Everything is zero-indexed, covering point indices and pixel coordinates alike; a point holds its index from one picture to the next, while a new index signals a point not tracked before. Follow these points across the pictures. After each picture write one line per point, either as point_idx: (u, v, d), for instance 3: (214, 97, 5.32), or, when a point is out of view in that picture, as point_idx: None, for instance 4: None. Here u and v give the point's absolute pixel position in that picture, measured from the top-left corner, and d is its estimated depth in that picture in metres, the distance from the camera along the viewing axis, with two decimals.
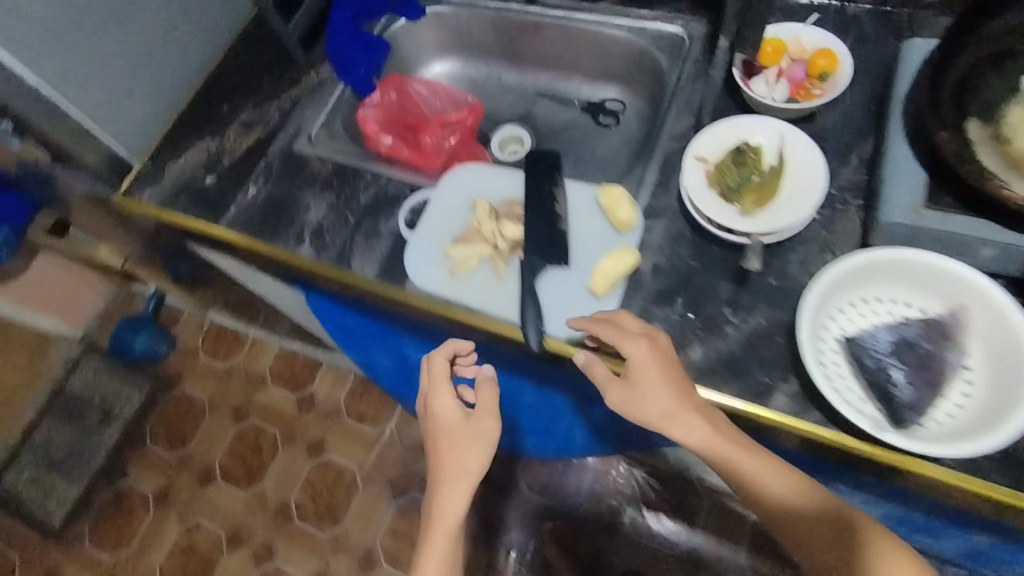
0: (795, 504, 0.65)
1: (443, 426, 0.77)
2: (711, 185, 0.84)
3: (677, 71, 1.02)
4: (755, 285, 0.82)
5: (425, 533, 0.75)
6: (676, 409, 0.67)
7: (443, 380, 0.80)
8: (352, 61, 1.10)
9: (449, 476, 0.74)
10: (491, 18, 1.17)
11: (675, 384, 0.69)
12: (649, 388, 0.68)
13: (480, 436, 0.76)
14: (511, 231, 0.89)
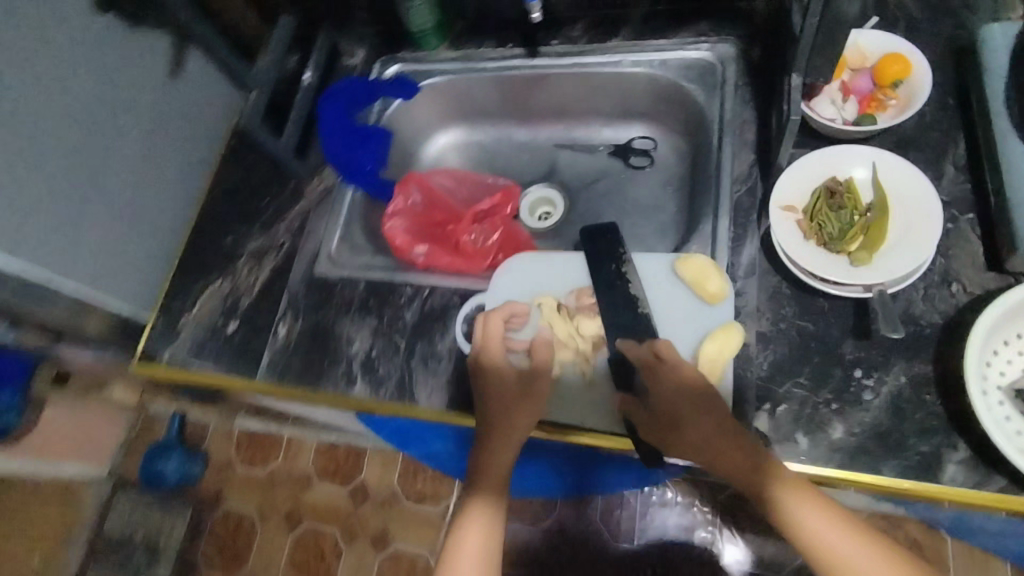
0: (830, 543, 0.62)
1: (494, 378, 0.75)
2: (806, 236, 0.74)
3: (717, 102, 0.91)
4: (880, 336, 0.72)
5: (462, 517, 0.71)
6: (686, 410, 0.69)
7: (501, 334, 0.78)
8: (355, 161, 1.03)
9: (500, 427, 0.73)
10: (491, 80, 1.06)
11: (712, 418, 0.68)
12: (679, 414, 0.69)
13: (534, 396, 0.75)
14: (589, 327, 0.79)
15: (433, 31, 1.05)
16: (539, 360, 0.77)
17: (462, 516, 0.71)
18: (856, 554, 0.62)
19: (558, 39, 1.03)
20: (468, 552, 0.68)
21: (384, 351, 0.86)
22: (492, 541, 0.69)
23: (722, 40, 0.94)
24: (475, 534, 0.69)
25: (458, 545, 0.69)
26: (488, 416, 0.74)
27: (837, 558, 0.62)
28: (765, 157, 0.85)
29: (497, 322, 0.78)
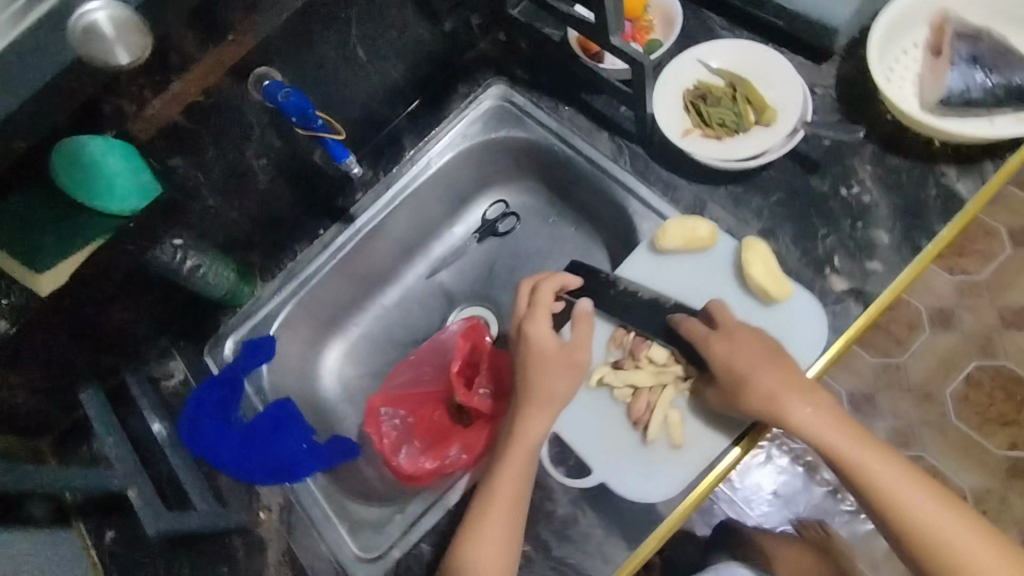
0: (890, 489, 0.61)
1: (536, 350, 0.72)
2: (716, 137, 0.77)
3: (536, 123, 0.93)
4: (828, 154, 0.77)
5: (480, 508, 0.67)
6: (757, 365, 0.66)
7: (545, 309, 0.75)
8: (290, 451, 0.84)
9: (534, 399, 0.70)
10: (334, 272, 0.96)
11: (772, 371, 0.65)
12: (746, 377, 0.65)
13: (574, 367, 0.72)
14: (660, 352, 0.73)
15: (240, 281, 0.92)
16: (580, 334, 0.74)
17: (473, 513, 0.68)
18: (918, 503, 0.60)
19: (359, 192, 0.97)
20: (485, 543, 0.65)
21: (520, 573, 0.70)
22: (508, 531, 0.66)
23: (492, 82, 0.96)
24: (497, 522, 0.66)
25: (471, 541, 0.65)
26: (525, 381, 0.72)
27: (898, 505, 0.61)
28: (614, 124, 0.87)
29: (539, 292, 0.77)
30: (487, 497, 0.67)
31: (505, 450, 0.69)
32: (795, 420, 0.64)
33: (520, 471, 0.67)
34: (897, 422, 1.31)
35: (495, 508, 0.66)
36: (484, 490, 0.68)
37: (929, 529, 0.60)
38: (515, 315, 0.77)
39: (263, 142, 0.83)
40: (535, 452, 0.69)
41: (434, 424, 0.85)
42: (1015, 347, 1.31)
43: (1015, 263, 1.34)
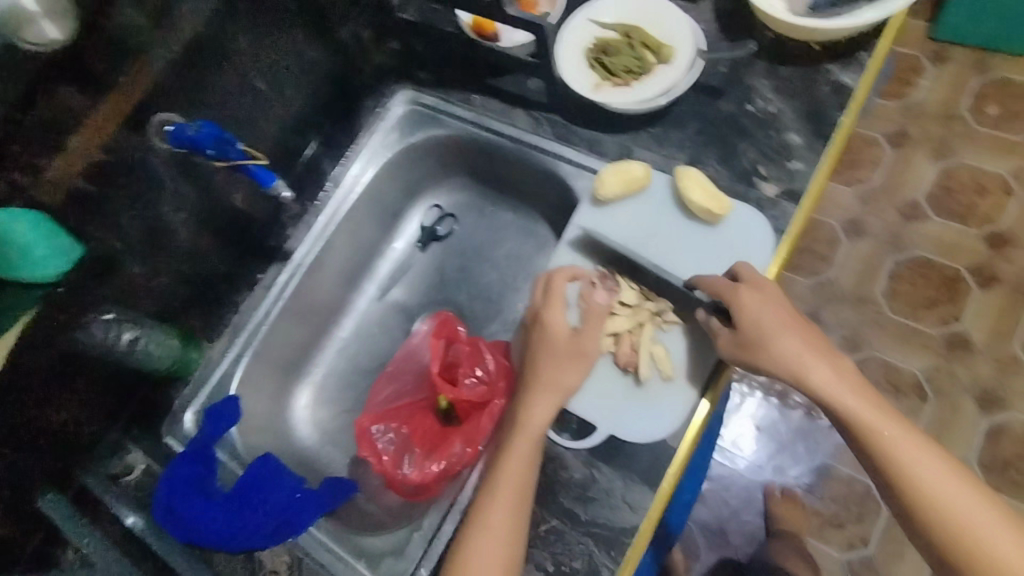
0: (913, 465, 0.58)
1: (548, 339, 0.71)
2: (626, 84, 0.81)
3: (452, 117, 0.94)
4: (726, 77, 0.82)
5: (487, 494, 0.64)
6: (782, 325, 0.64)
7: (560, 298, 0.73)
8: (282, 503, 0.76)
9: (541, 382, 0.69)
10: (285, 312, 0.92)
11: (789, 332, 0.64)
12: (765, 335, 0.64)
13: (583, 357, 0.71)
14: (629, 294, 0.75)
15: (185, 348, 0.86)
16: (592, 325, 0.72)
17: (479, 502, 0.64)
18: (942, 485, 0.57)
19: (289, 226, 0.95)
20: (491, 529, 0.62)
21: (555, 546, 0.68)
22: (516, 514, 0.63)
23: (397, 91, 0.97)
24: (504, 507, 0.63)
25: (478, 529, 0.62)
26: (534, 366, 0.71)
27: (918, 483, 0.57)
28: (525, 98, 0.89)
29: (557, 280, 0.75)
30: (493, 483, 0.64)
31: (512, 436, 0.66)
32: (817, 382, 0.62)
33: (524, 458, 0.65)
34: (845, 332, 1.36)
35: (504, 492, 0.63)
36: (491, 478, 0.65)
37: (948, 512, 0.56)
38: (532, 306, 0.75)
39: (177, 193, 0.80)
40: (536, 438, 0.66)
41: (431, 431, 0.82)
42: (922, 236, 1.40)
43: (900, 162, 1.46)
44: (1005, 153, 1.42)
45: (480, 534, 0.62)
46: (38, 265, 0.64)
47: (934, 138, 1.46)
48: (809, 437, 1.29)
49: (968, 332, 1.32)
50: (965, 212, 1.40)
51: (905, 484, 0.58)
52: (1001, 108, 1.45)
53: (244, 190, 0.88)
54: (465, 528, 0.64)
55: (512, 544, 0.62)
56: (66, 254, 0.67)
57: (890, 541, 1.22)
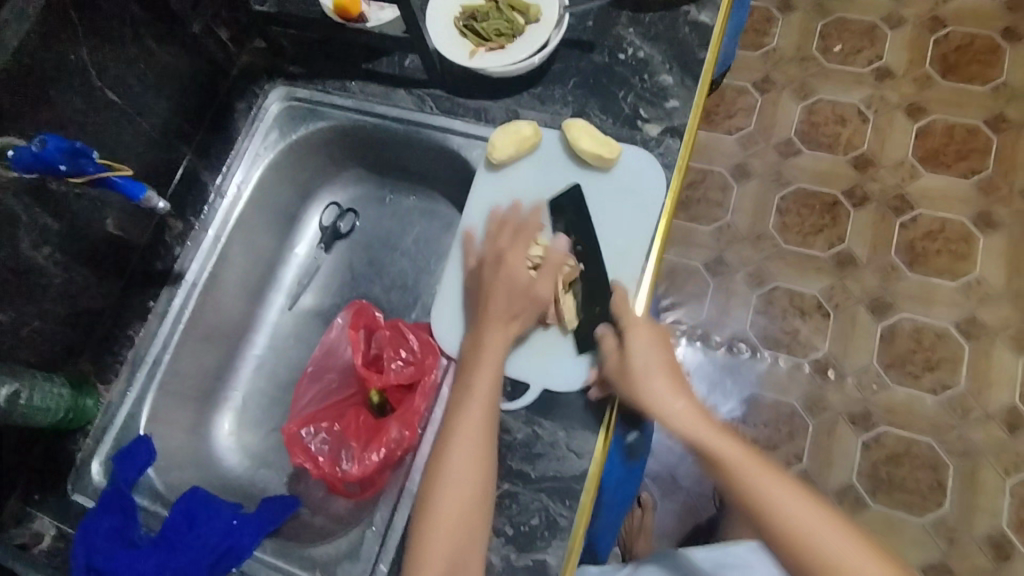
0: (783, 508, 0.60)
1: (502, 283, 0.71)
2: (501, 47, 0.82)
3: (333, 107, 0.91)
4: (595, 33, 0.85)
5: (446, 440, 0.65)
6: (654, 366, 0.66)
7: (518, 243, 0.74)
8: (219, 534, 0.72)
9: (495, 319, 0.70)
10: (187, 336, 0.86)
11: (669, 382, 0.66)
12: (642, 388, 0.66)
13: (534, 303, 0.70)
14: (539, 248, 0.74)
15: (77, 395, 0.77)
16: (548, 269, 0.72)
17: (439, 448, 0.65)
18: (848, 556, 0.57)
19: (175, 247, 0.88)
20: (455, 470, 0.63)
21: (511, 507, 0.68)
22: (470, 475, 0.63)
23: (271, 88, 0.94)
24: (468, 447, 0.63)
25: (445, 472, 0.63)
26: (482, 314, 0.71)
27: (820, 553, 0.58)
28: (404, 78, 0.89)
29: (525, 223, 0.76)
30: (451, 429, 0.65)
31: (472, 380, 0.67)
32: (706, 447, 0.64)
33: (481, 429, 0.64)
34: (750, 269, 1.45)
35: (469, 438, 0.64)
36: (451, 424, 0.65)
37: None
38: (491, 244, 0.75)
39: (38, 226, 0.73)
40: (494, 406, 0.66)
41: (368, 423, 0.79)
42: (800, 169, 1.52)
43: (769, 106, 1.57)
44: (856, 85, 1.56)
45: (445, 481, 0.62)
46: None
47: (795, 80, 1.58)
48: (734, 372, 1.38)
49: (852, 250, 1.44)
50: (831, 142, 1.53)
51: (797, 549, 0.59)
52: (844, 45, 1.59)
53: (114, 213, 0.81)
54: (427, 475, 0.64)
55: (475, 482, 0.62)
56: None
57: (820, 452, 1.32)
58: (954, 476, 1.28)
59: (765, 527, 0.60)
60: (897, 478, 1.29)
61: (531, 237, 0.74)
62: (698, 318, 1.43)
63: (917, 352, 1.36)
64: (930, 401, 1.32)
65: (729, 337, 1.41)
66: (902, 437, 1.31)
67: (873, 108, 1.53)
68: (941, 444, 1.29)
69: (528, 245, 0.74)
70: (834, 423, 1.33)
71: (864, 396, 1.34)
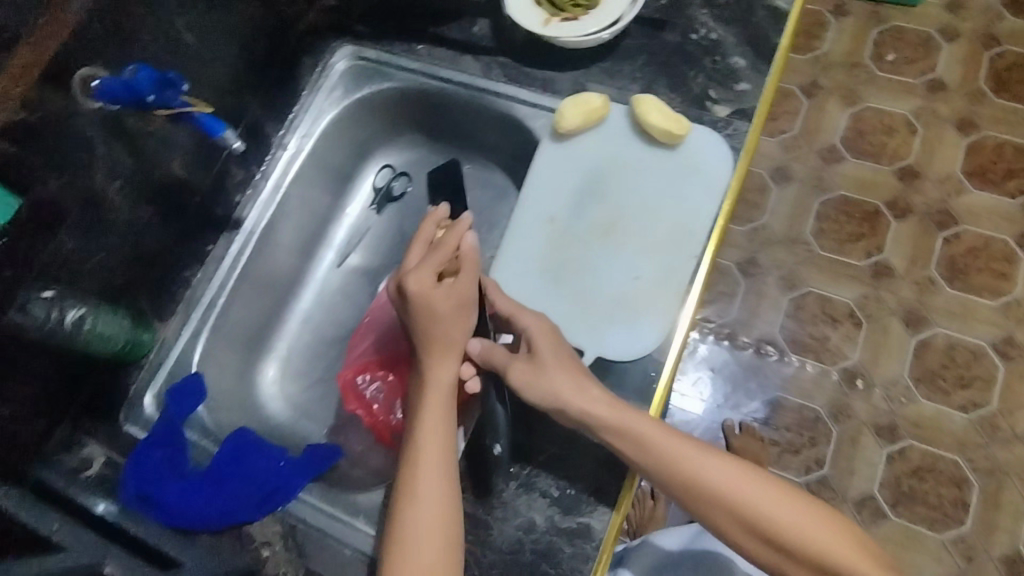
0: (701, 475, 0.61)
1: (425, 300, 0.68)
2: (575, 17, 0.82)
3: (400, 67, 0.91)
4: (666, 12, 0.84)
5: (406, 483, 0.63)
6: (550, 364, 0.66)
7: (427, 259, 0.69)
8: (268, 472, 0.75)
9: (431, 347, 0.68)
10: (240, 283, 0.87)
11: (573, 376, 0.66)
12: (553, 381, 0.65)
13: (461, 309, 0.69)
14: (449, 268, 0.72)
15: (137, 329, 0.79)
16: (468, 271, 0.69)
17: (400, 489, 0.63)
18: (778, 509, 0.59)
19: (235, 194, 0.90)
20: (422, 509, 0.61)
21: (557, 471, 0.69)
22: (439, 505, 0.61)
23: (338, 46, 0.94)
24: (432, 480, 0.62)
25: (404, 518, 0.61)
26: (420, 338, 0.69)
27: (757, 513, 0.59)
28: (473, 44, 0.89)
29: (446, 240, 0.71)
30: (412, 463, 0.63)
31: (421, 406, 0.66)
32: (632, 438, 0.63)
33: (442, 454, 0.64)
34: (783, 272, 1.44)
35: (430, 468, 0.63)
36: (409, 464, 0.63)
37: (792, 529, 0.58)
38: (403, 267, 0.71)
39: (111, 157, 0.73)
40: (451, 428, 0.66)
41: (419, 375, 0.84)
42: (841, 176, 1.49)
43: (815, 110, 1.55)
44: (906, 95, 1.53)
45: (413, 511, 0.61)
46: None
47: (843, 86, 1.55)
48: (759, 374, 1.37)
49: (890, 261, 1.42)
50: (876, 150, 1.50)
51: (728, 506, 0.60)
52: (897, 54, 1.56)
53: (180, 155, 0.82)
54: (392, 519, 0.62)
55: (442, 514, 0.61)
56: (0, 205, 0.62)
57: (842, 460, 1.31)
58: (977, 495, 1.26)
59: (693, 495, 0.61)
60: (920, 492, 1.28)
61: (448, 250, 0.69)
62: (726, 317, 1.42)
63: (949, 368, 1.34)
64: (958, 418, 1.31)
65: (757, 338, 1.39)
66: (928, 452, 1.29)
67: (922, 119, 1.51)
68: (967, 462, 1.28)
69: (442, 260, 0.69)
70: (859, 432, 1.32)
71: (891, 408, 1.33)
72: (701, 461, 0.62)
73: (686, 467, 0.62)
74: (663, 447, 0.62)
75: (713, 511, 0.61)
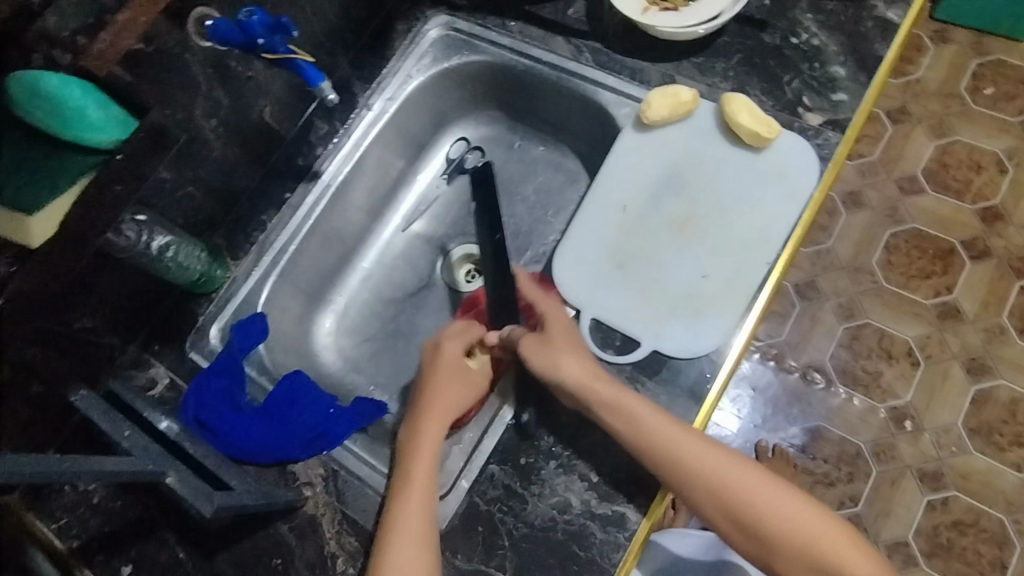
0: (698, 462, 0.63)
1: (438, 363, 0.75)
2: (674, 9, 0.80)
3: (492, 40, 0.92)
4: (766, 13, 0.82)
5: (392, 522, 0.64)
6: (556, 344, 0.70)
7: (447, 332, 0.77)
8: (316, 417, 0.76)
9: (433, 398, 0.72)
10: (311, 231, 0.90)
11: (578, 361, 0.69)
12: (561, 362, 0.69)
13: (467, 379, 0.74)
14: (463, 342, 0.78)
15: (211, 262, 0.83)
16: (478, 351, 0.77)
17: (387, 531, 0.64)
18: (771, 500, 0.62)
19: (318, 146, 0.92)
20: (404, 548, 0.62)
21: (598, 456, 0.69)
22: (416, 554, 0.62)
23: (432, 15, 0.95)
24: (416, 524, 0.64)
25: (387, 557, 0.62)
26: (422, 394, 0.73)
27: (739, 496, 0.62)
28: (566, 26, 0.89)
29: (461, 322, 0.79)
30: (400, 506, 0.65)
31: (413, 453, 0.69)
32: (633, 419, 0.65)
33: (426, 501, 0.65)
34: (842, 300, 1.38)
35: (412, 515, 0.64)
36: (398, 503, 0.65)
37: (771, 513, 0.61)
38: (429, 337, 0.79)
39: (211, 98, 0.76)
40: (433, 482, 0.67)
41: None
42: (919, 209, 1.42)
43: (900, 137, 1.47)
44: (1002, 132, 1.44)
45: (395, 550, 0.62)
46: (95, 130, 0.64)
47: (933, 116, 1.47)
48: (802, 401, 1.33)
49: (959, 303, 1.35)
50: (960, 186, 1.42)
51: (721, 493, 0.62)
52: (998, 88, 1.47)
53: (273, 103, 0.84)
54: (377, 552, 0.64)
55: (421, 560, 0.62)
56: (116, 125, 0.66)
57: (879, 501, 1.26)
58: (1018, 558, 1.20)
59: (687, 482, 0.63)
60: (958, 546, 1.22)
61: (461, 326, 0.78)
62: (776, 337, 1.38)
63: (1008, 424, 1.27)
64: (1011, 477, 1.24)
65: (804, 364, 1.35)
66: (972, 506, 1.23)
67: (1015, 160, 1.42)
68: (1014, 523, 1.22)
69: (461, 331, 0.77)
70: (901, 475, 1.27)
71: (939, 455, 1.27)
72: (690, 446, 0.63)
73: (684, 453, 0.63)
74: (661, 434, 0.64)
75: (705, 500, 0.63)
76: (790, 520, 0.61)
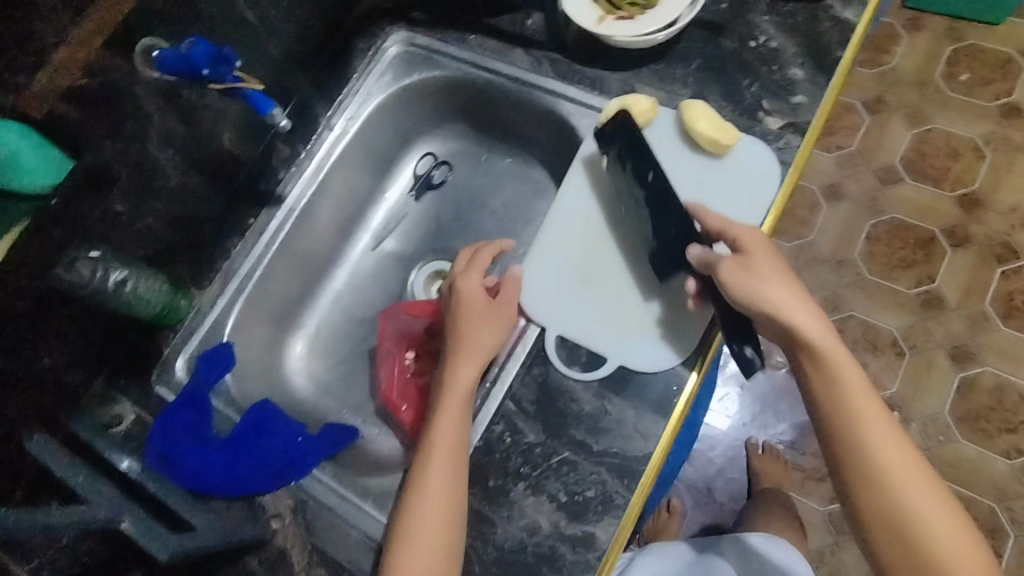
0: (868, 427, 0.61)
1: (464, 300, 0.74)
2: (629, 17, 0.80)
3: (452, 57, 0.91)
4: (724, 17, 0.82)
5: (416, 485, 0.65)
6: (778, 274, 0.65)
7: (475, 263, 0.77)
8: (284, 447, 0.76)
9: (462, 350, 0.71)
10: (275, 257, 0.89)
11: (789, 297, 0.64)
12: (764, 289, 0.64)
13: (500, 317, 0.73)
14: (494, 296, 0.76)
15: (174, 294, 0.82)
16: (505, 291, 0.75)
17: (411, 491, 0.66)
18: (926, 506, 0.58)
19: (281, 170, 0.91)
20: (424, 517, 0.63)
21: (568, 474, 0.68)
22: (436, 519, 0.63)
23: (391, 32, 0.94)
24: (439, 482, 0.65)
25: (409, 526, 0.64)
26: (453, 331, 0.73)
27: (893, 479, 0.59)
28: (525, 38, 0.88)
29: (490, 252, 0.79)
30: (422, 469, 0.66)
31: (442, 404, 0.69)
32: (826, 361, 0.63)
33: (450, 459, 0.66)
34: (825, 294, 1.38)
35: (438, 472, 0.65)
36: (422, 464, 0.66)
37: (919, 514, 0.58)
38: (454, 269, 0.79)
39: (165, 129, 0.75)
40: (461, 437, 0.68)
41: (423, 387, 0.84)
42: (899, 200, 1.42)
43: (877, 128, 1.47)
44: (979, 119, 1.44)
45: (420, 505, 0.64)
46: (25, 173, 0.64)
47: (909, 105, 1.47)
48: None
49: (942, 291, 1.35)
50: (938, 174, 1.42)
51: (877, 467, 0.60)
52: (973, 75, 1.46)
53: (231, 130, 0.84)
54: (397, 517, 0.65)
55: (440, 530, 0.63)
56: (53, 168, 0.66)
57: None
58: (1010, 545, 1.20)
59: (847, 433, 0.61)
60: None
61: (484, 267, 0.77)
62: None
63: (995, 411, 1.27)
64: (1000, 464, 1.24)
65: None
66: (962, 495, 1.23)
67: (991, 145, 1.42)
68: (1004, 510, 1.21)
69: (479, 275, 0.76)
70: None
71: (928, 445, 1.26)
72: (871, 412, 0.61)
73: (860, 412, 0.61)
74: (843, 386, 0.62)
75: (846, 459, 0.61)
76: (935, 531, 0.58)
